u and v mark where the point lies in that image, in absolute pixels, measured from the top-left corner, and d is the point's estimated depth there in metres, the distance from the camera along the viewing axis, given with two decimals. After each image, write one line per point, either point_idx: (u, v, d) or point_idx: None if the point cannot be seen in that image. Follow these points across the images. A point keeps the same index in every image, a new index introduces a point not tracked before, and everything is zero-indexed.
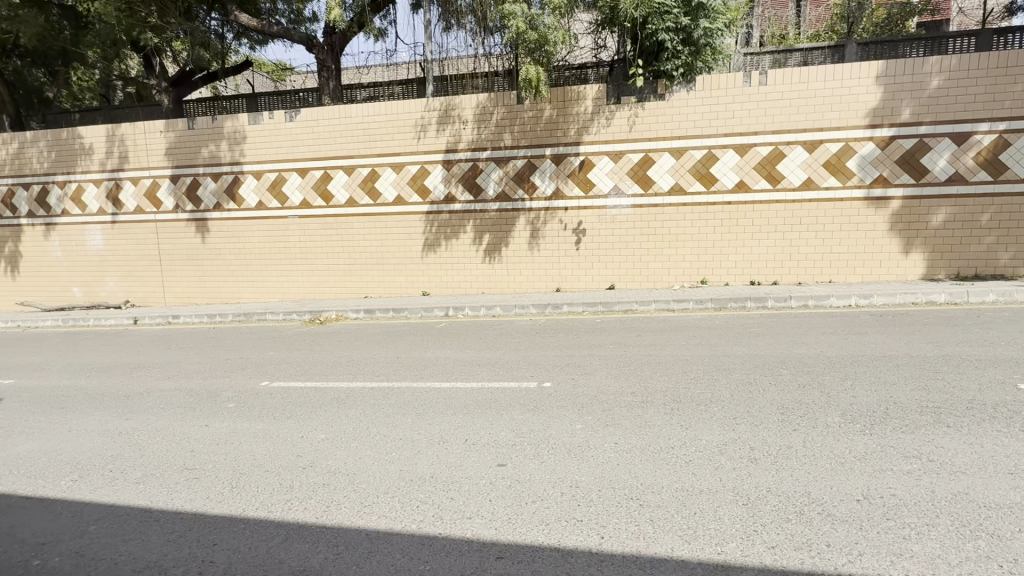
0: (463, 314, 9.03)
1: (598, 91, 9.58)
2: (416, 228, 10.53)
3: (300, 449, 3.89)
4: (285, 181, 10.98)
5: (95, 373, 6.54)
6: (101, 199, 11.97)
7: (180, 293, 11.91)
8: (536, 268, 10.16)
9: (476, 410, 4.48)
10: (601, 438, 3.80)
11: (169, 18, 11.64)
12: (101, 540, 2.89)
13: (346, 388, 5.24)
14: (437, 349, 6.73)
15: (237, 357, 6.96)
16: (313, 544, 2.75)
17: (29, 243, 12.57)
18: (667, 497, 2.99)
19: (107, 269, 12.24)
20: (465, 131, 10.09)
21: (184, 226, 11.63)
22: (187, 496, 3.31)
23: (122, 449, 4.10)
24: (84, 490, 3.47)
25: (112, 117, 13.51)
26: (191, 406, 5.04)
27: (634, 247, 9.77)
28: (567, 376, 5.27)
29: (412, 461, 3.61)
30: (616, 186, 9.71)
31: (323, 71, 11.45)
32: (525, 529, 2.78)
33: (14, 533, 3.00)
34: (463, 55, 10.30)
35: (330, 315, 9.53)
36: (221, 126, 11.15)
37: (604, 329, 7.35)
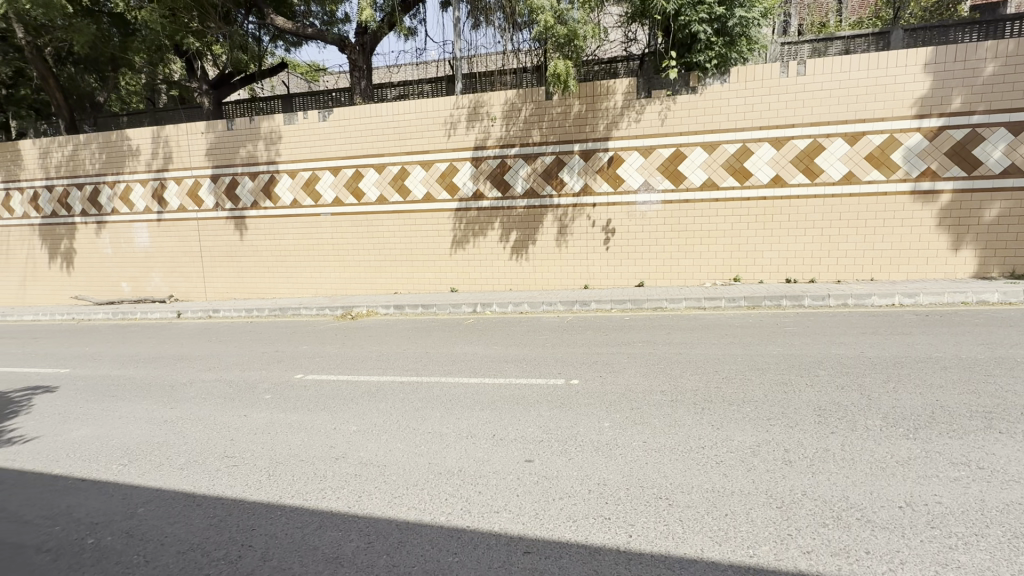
0: (490, 310, 9.08)
1: (628, 85, 9.44)
2: (444, 225, 10.63)
3: (334, 441, 4.00)
4: (318, 180, 11.26)
5: (142, 364, 6.89)
6: (147, 198, 12.56)
7: (220, 288, 12.39)
8: (563, 265, 10.12)
9: (503, 405, 4.51)
10: (629, 437, 3.77)
11: (210, 23, 12.05)
12: (149, 522, 3.05)
13: (377, 382, 5.35)
14: (464, 345, 6.80)
15: (273, 350, 7.20)
16: (346, 532, 2.83)
17: (83, 240, 13.30)
18: (698, 497, 2.94)
19: (153, 265, 12.84)
20: (494, 128, 10.11)
21: (224, 223, 12.08)
22: (227, 483, 3.45)
23: (167, 436, 4.31)
24: (134, 474, 3.67)
25: (157, 119, 14.11)
26: (231, 397, 5.24)
27: (665, 243, 9.61)
28: (595, 373, 5.24)
29: (441, 455, 3.67)
30: (645, 181, 9.56)
31: (355, 71, 11.67)
32: (551, 524, 2.78)
33: (70, 513, 3.19)
34: (492, 52, 10.32)
35: (362, 311, 9.74)
36: (258, 126, 11.51)
37: (633, 326, 7.27)
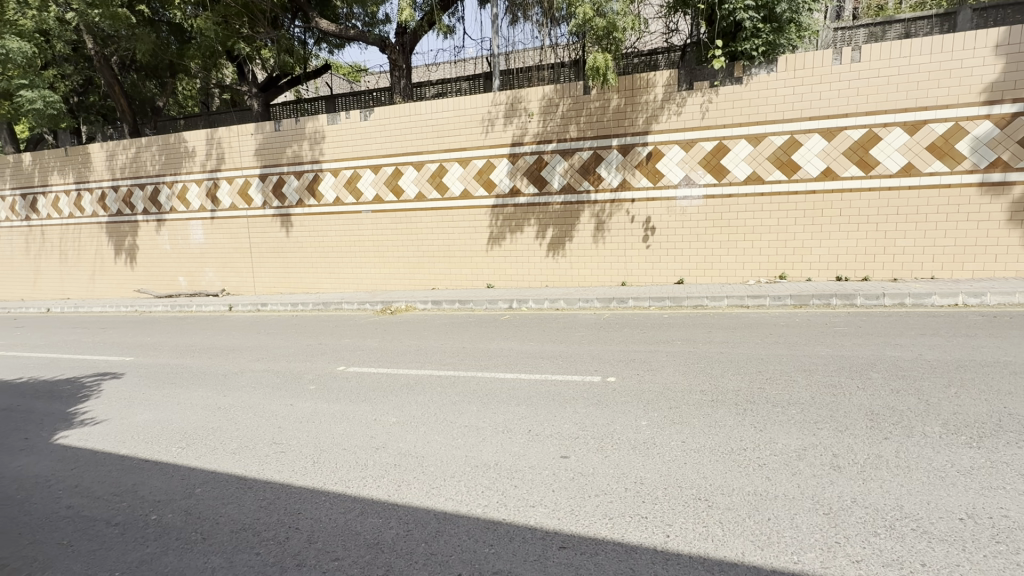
0: (526, 307, 9.10)
1: (669, 77, 9.22)
2: (482, 222, 10.71)
3: (374, 432, 4.12)
4: (359, 178, 11.57)
5: (197, 354, 7.30)
6: (202, 197, 13.25)
7: (268, 282, 12.94)
8: (600, 262, 10.01)
9: (539, 401, 4.52)
10: (667, 436, 3.70)
11: (259, 28, 12.56)
12: (206, 502, 3.24)
13: (415, 376, 5.48)
14: (500, 341, 6.85)
15: (318, 343, 7.49)
16: (386, 520, 2.92)
17: (144, 237, 14.19)
18: (739, 500, 2.86)
19: (207, 261, 13.55)
20: (531, 124, 10.10)
21: (271, 221, 12.61)
22: (276, 468, 3.62)
23: (221, 422, 4.56)
24: (192, 457, 3.90)
25: (211, 122, 14.84)
26: (279, 386, 5.49)
27: (706, 240, 9.35)
28: (632, 372, 5.17)
29: (478, 448, 3.72)
30: (686, 176, 9.32)
31: (395, 71, 11.89)
32: (587, 521, 2.78)
33: (136, 491, 3.43)
34: (529, 47, 10.31)
35: (400, 306, 9.97)
36: (303, 126, 11.91)
37: (672, 324, 7.12)
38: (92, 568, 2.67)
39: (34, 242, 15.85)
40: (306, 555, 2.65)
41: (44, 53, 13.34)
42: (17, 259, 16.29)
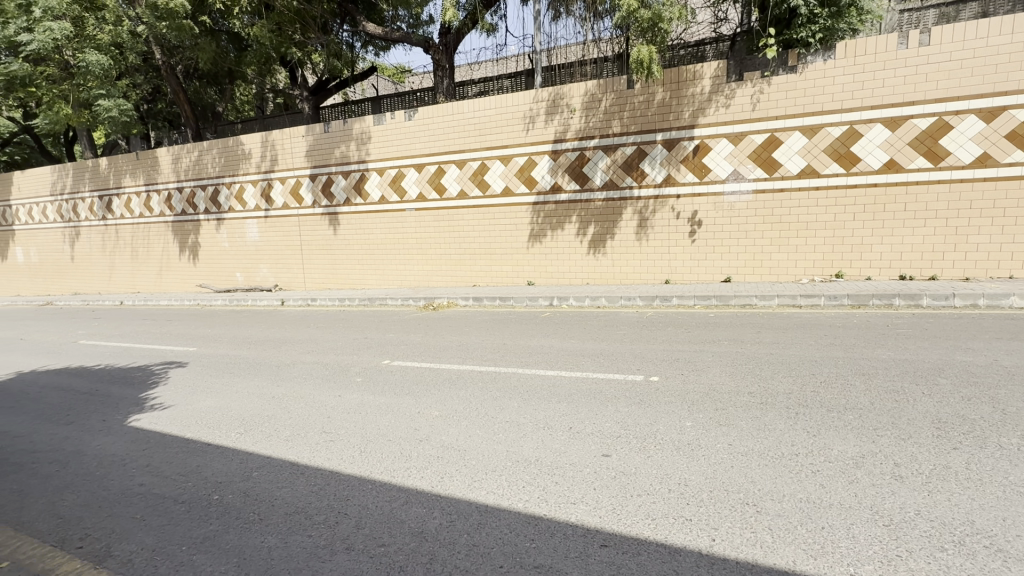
0: (567, 304, 9.05)
1: (717, 68, 8.91)
2: (523, 219, 10.72)
3: (418, 424, 4.23)
4: (404, 176, 11.86)
5: (253, 346, 7.70)
6: (257, 197, 13.95)
7: (317, 278, 13.47)
8: (643, 260, 9.81)
9: (580, 399, 4.50)
10: (713, 438, 3.60)
11: (310, 33, 13.03)
12: (262, 484, 3.43)
13: (457, 371, 5.58)
14: (540, 338, 6.85)
15: (364, 337, 7.75)
16: (430, 510, 2.99)
17: (205, 235, 15.08)
18: (790, 507, 2.75)
19: (262, 258, 14.25)
20: (573, 120, 10.03)
21: (320, 219, 13.12)
22: (326, 455, 3.79)
23: (275, 410, 4.80)
24: (249, 443, 4.13)
25: (266, 125, 15.57)
26: (328, 378, 5.73)
27: (755, 236, 8.99)
28: (676, 372, 5.04)
29: (519, 444, 3.75)
30: (735, 170, 8.99)
31: (438, 71, 12.08)
32: (629, 521, 2.75)
33: (200, 472, 3.67)
34: (572, 43, 10.24)
35: (442, 302, 10.13)
36: (351, 127, 12.31)
37: (719, 324, 6.90)
38: (162, 541, 2.88)
39: (109, 240, 17.16)
40: (354, 539, 2.76)
41: (119, 64, 14.38)
42: (95, 256, 17.69)
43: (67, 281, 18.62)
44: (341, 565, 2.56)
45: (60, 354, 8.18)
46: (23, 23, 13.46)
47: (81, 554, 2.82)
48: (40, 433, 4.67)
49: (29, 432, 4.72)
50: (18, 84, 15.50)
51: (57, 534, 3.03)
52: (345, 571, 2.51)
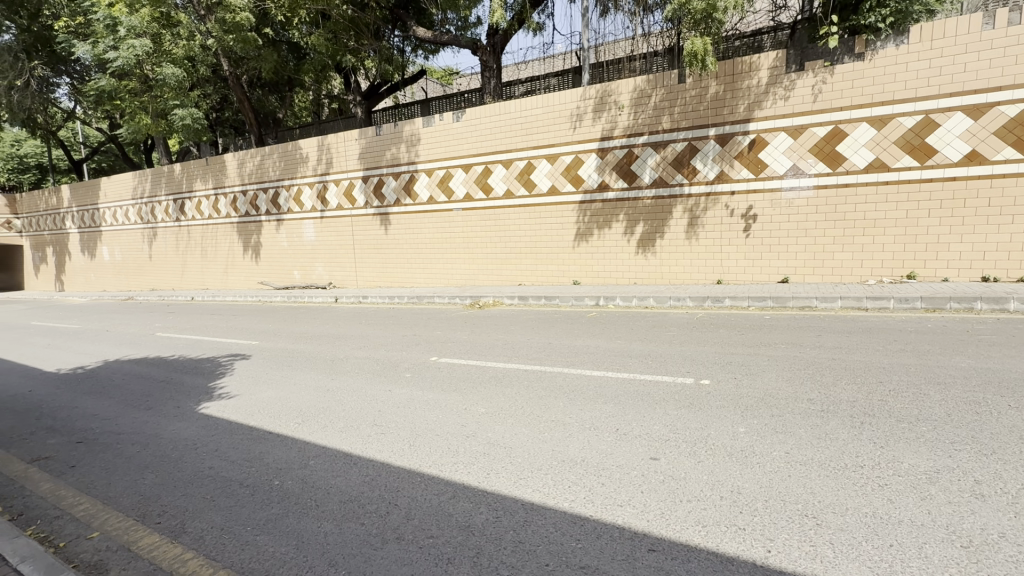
0: (613, 304, 8.93)
1: (776, 59, 8.50)
2: (569, 217, 10.66)
3: (465, 420, 4.30)
4: (451, 177, 12.08)
5: (310, 341, 8.10)
6: (313, 199, 14.62)
7: (368, 277, 13.95)
8: (694, 259, 9.50)
9: (627, 400, 4.43)
10: (768, 445, 3.46)
11: (364, 40, 13.51)
12: (319, 472, 3.60)
13: (503, 369, 5.64)
14: (586, 338, 6.80)
15: (413, 334, 7.96)
16: (477, 505, 3.04)
17: (266, 235, 15.95)
18: (855, 522, 2.59)
19: (318, 257, 14.91)
20: (621, 117, 9.86)
21: (372, 220, 13.58)
22: (378, 447, 3.92)
23: (330, 403, 5.03)
24: (306, 432, 4.34)
25: (322, 130, 16.29)
26: (379, 373, 5.93)
27: (815, 235, 8.51)
28: (729, 375, 4.87)
29: (565, 444, 3.74)
30: (795, 165, 8.54)
31: (486, 71, 12.19)
32: (678, 526, 2.68)
33: (262, 458, 3.90)
34: (621, 38, 10.06)
35: (488, 301, 10.24)
36: (401, 130, 12.66)
37: (776, 327, 6.59)
38: (230, 521, 3.08)
39: (182, 240, 18.49)
40: (404, 530, 2.84)
41: (191, 76, 15.48)
42: (169, 255, 19.12)
43: (146, 278, 20.22)
44: (392, 554, 2.64)
45: (139, 345, 8.91)
46: (110, 42, 14.73)
47: (159, 529, 3.07)
48: (124, 417, 5.12)
49: (115, 415, 5.18)
50: (106, 98, 17.00)
51: (139, 509, 3.31)
52: (396, 560, 2.60)
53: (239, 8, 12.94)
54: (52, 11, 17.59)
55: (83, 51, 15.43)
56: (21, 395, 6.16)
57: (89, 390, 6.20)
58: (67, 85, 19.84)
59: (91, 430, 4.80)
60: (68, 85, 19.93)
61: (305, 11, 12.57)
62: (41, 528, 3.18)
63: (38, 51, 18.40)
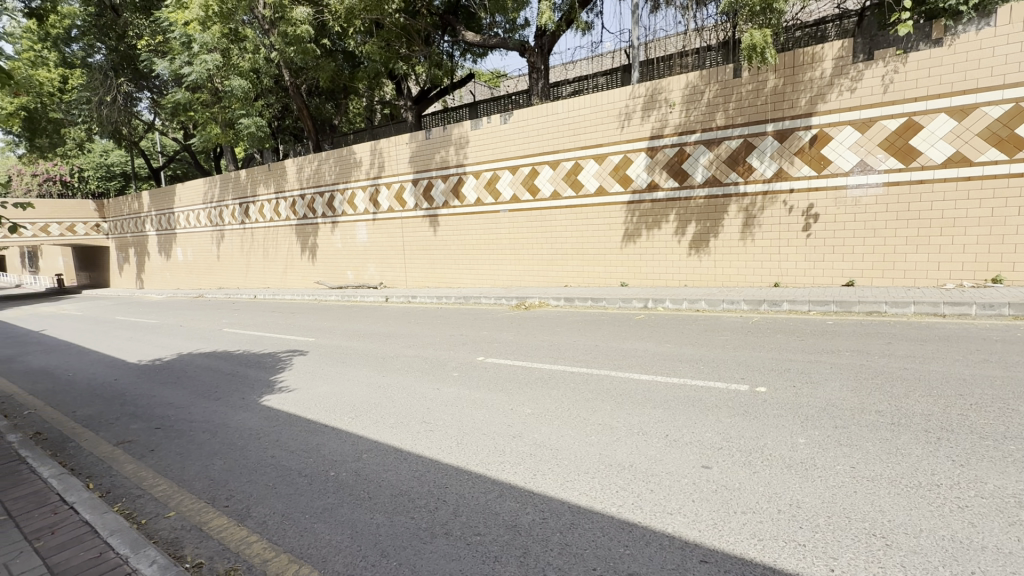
0: (663, 306, 8.72)
1: (841, 48, 8.04)
2: (617, 218, 10.50)
3: (511, 420, 4.33)
4: (498, 179, 12.21)
5: (362, 339, 8.40)
6: (366, 202, 15.17)
7: (417, 277, 14.30)
8: (749, 261, 9.12)
9: (677, 406, 4.31)
10: (831, 458, 3.27)
11: (415, 47, 13.99)
12: (371, 466, 3.73)
13: (549, 370, 5.63)
14: (634, 341, 6.66)
15: (461, 334, 8.11)
16: (523, 505, 3.06)
17: (322, 237, 16.69)
18: (930, 545, 2.41)
19: (370, 257, 15.44)
20: (672, 114, 9.61)
21: (422, 221, 13.92)
22: (427, 444, 4.02)
23: (381, 399, 5.20)
24: (359, 427, 4.51)
25: (375, 135, 16.85)
26: (427, 371, 6.08)
27: (885, 235, 7.95)
28: (787, 383, 4.64)
29: (612, 448, 3.68)
30: (862, 161, 8.03)
31: (534, 73, 12.34)
32: (732, 538, 2.58)
33: (319, 450, 4.09)
34: (672, 34, 9.87)
35: (534, 302, 10.25)
36: (450, 133, 12.91)
37: (841, 332, 6.21)
38: (290, 508, 3.25)
39: (246, 241, 19.66)
40: (452, 526, 2.90)
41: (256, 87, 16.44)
42: (235, 255, 20.38)
43: (214, 277, 21.63)
44: (441, 548, 2.70)
45: (208, 340, 9.54)
46: (185, 58, 15.90)
47: (228, 512, 3.28)
48: (195, 406, 5.50)
49: (188, 404, 5.58)
50: (181, 110, 18.33)
51: (209, 493, 3.55)
52: (445, 554, 2.65)
53: (299, 21, 13.59)
54: (136, 31, 19.11)
55: (162, 68, 16.72)
56: (109, 383, 6.76)
57: (165, 380, 6.71)
58: (148, 99, 21.55)
59: (167, 418, 5.19)
60: (148, 99, 21.61)
61: (360, 21, 13.02)
62: (126, 505, 3.48)
63: (123, 69, 20.03)
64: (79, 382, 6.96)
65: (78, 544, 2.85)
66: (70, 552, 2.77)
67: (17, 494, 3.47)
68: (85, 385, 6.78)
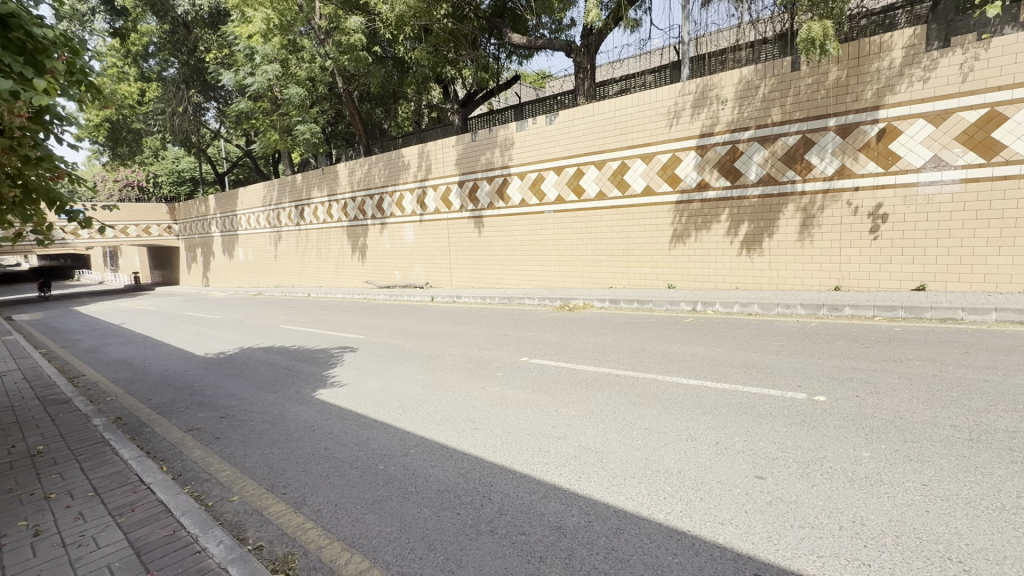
0: (712, 309, 8.42)
1: (912, 36, 7.51)
2: (665, 218, 10.25)
3: (555, 422, 4.31)
4: (543, 180, 12.22)
5: (409, 337, 8.60)
6: (413, 204, 15.56)
7: (462, 278, 14.51)
8: (807, 263, 8.68)
9: (728, 413, 4.16)
10: (899, 474, 3.06)
11: (462, 51, 14.25)
12: (418, 461, 3.83)
13: (594, 372, 5.58)
14: (682, 344, 6.47)
15: (504, 334, 8.15)
16: (569, 506, 3.05)
17: (371, 238, 17.25)
18: (1017, 573, 2.21)
19: (417, 258, 15.80)
20: (724, 111, 9.28)
21: (467, 222, 14.12)
22: (472, 442, 4.08)
23: (427, 396, 5.32)
24: (407, 423, 4.63)
25: (422, 138, 17.21)
26: (472, 370, 6.16)
27: (962, 235, 7.36)
28: (849, 393, 4.37)
29: (659, 453, 3.61)
30: (935, 156, 7.47)
31: (580, 73, 12.32)
32: (789, 553, 2.47)
33: (370, 443, 4.23)
34: (724, 28, 9.54)
35: (578, 303, 10.17)
36: (495, 134, 13.02)
37: (911, 340, 5.79)
38: (342, 498, 3.38)
39: (301, 242, 20.60)
40: (498, 524, 2.93)
41: (312, 95, 17.24)
42: (290, 255, 21.39)
43: (272, 276, 22.80)
44: (486, 545, 2.73)
45: (266, 335, 10.07)
46: (248, 69, 16.88)
47: (285, 499, 3.46)
48: (256, 398, 5.82)
49: (250, 396, 5.92)
50: (244, 118, 19.44)
51: (269, 480, 3.75)
52: (490, 552, 2.68)
53: (353, 30, 14.12)
54: (204, 45, 20.47)
55: (227, 79, 17.83)
56: (179, 374, 7.25)
57: (229, 373, 7.13)
58: (215, 108, 22.99)
59: (231, 408, 5.52)
60: (215, 109, 23.07)
61: (409, 28, 13.37)
62: (195, 488, 3.73)
63: (193, 81, 21.48)
64: (154, 372, 7.51)
65: (155, 521, 3.09)
66: (147, 529, 3.00)
67: (102, 473, 3.80)
68: (159, 375, 7.32)
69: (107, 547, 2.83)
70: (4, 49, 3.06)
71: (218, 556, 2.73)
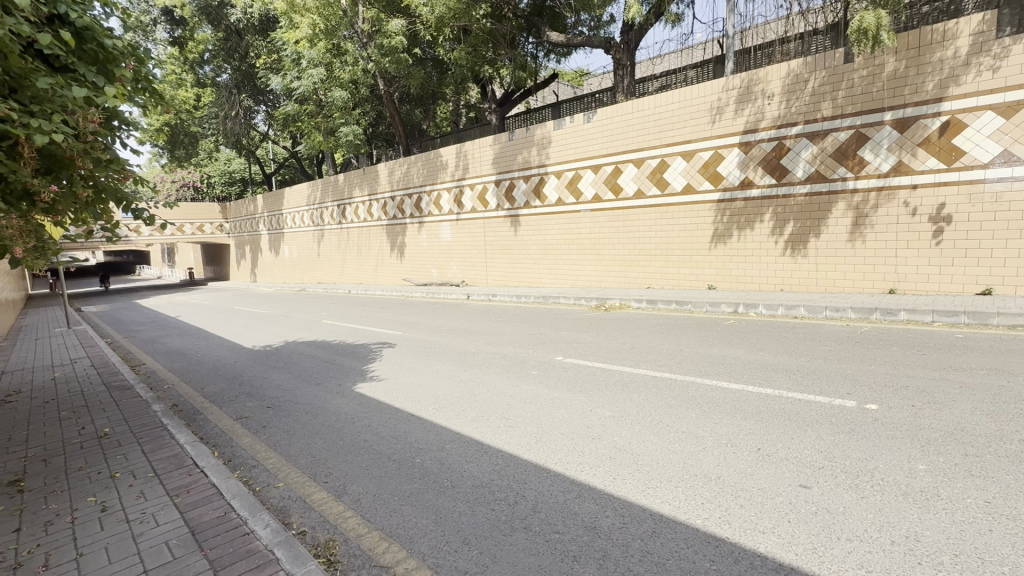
0: (755, 312, 8.16)
1: (982, 22, 7.03)
2: (705, 218, 9.99)
3: (591, 422, 4.28)
4: (580, 178, 12.14)
5: (446, 334, 8.74)
6: (451, 203, 15.77)
7: (498, 276, 14.60)
8: (858, 265, 8.26)
9: (771, 419, 4.02)
10: (959, 489, 2.88)
11: (501, 50, 14.31)
12: (453, 456, 3.89)
13: (630, 373, 5.51)
14: (722, 347, 6.30)
15: (539, 333, 8.17)
16: (603, 507, 3.03)
17: (410, 237, 17.60)
18: None
19: (454, 256, 15.99)
20: (770, 106, 8.96)
21: (503, 221, 14.20)
22: (507, 439, 4.10)
23: (462, 392, 5.39)
24: (442, 418, 4.71)
25: (460, 138, 17.42)
26: (507, 368, 6.20)
27: None
28: (904, 401, 4.15)
29: (698, 457, 3.53)
30: (1004, 151, 6.96)
31: (619, 70, 12.14)
32: (836, 566, 2.37)
33: (407, 437, 4.32)
34: (772, 20, 9.19)
35: (615, 304, 10.06)
36: (532, 133, 13.02)
37: (973, 347, 5.43)
38: (381, 490, 3.47)
39: (343, 240, 21.23)
40: (532, 521, 2.94)
41: (354, 97, 17.73)
42: (332, 252, 22.10)
43: (315, 273, 23.61)
44: (520, 542, 2.75)
45: (310, 329, 10.45)
46: (295, 73, 17.53)
47: (327, 487, 3.59)
48: (300, 389, 6.06)
49: (294, 388, 6.16)
50: (290, 121, 20.18)
51: (311, 469, 3.89)
52: (524, 549, 2.69)
53: (394, 33, 14.40)
54: (255, 52, 21.39)
55: (276, 83, 18.56)
56: (229, 365, 7.64)
57: (275, 365, 7.45)
58: (264, 112, 23.98)
59: (276, 398, 5.77)
60: (264, 112, 24.07)
61: (449, 29, 13.53)
62: (244, 473, 3.93)
63: (244, 86, 22.45)
64: (207, 363, 7.94)
65: (208, 503, 3.27)
66: (201, 510, 3.18)
67: (161, 455, 4.05)
68: (211, 366, 7.72)
69: (166, 525, 3.02)
70: (78, 59, 3.29)
71: (265, 538, 2.87)
